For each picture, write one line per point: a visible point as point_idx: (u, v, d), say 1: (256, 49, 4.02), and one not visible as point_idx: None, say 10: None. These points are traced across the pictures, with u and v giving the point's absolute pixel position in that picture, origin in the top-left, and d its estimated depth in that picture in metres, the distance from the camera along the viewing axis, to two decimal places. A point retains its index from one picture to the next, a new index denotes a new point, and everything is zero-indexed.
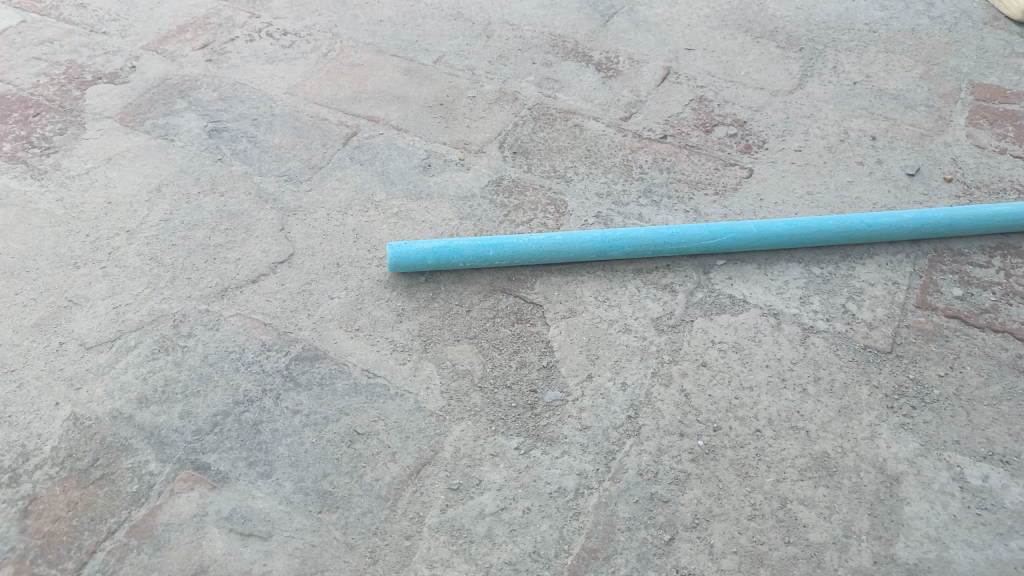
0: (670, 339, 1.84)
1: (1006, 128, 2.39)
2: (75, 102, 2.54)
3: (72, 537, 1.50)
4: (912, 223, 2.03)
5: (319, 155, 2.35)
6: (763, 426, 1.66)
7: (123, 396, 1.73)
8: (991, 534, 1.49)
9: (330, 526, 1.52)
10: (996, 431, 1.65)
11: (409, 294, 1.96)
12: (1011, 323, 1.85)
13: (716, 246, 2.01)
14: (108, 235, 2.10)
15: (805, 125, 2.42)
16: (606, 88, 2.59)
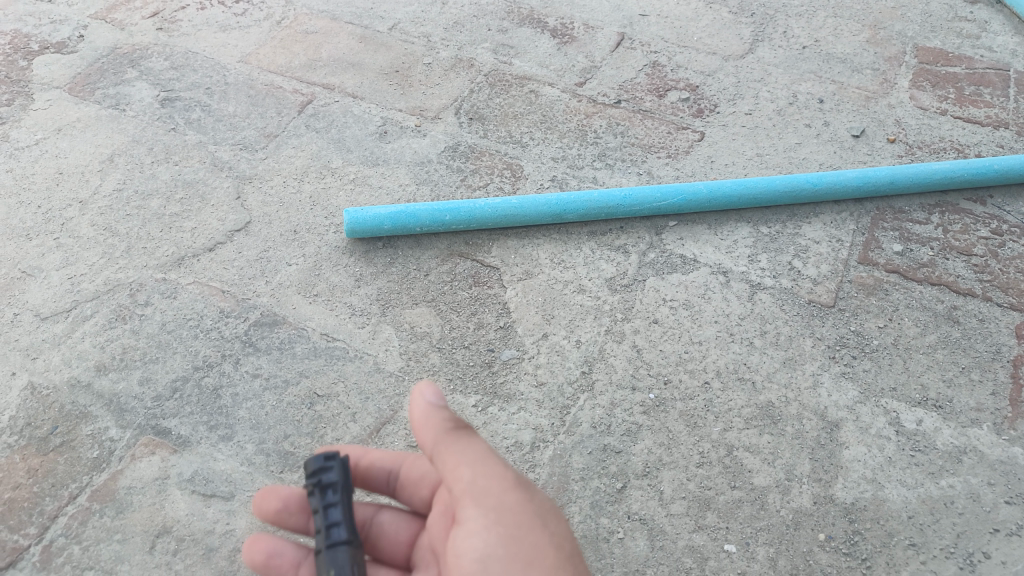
0: (622, 298, 1.89)
1: (947, 90, 2.46)
2: (22, 72, 2.49)
3: (33, 502, 1.52)
4: (856, 182, 2.09)
5: (274, 123, 2.35)
6: (712, 379, 1.73)
7: (81, 364, 1.73)
8: (924, 474, 1.57)
9: (292, 484, 1.55)
10: (930, 378, 1.73)
11: (366, 260, 1.97)
12: (947, 276, 1.94)
13: (668, 207, 2.06)
14: (61, 206, 2.08)
15: (755, 89, 2.47)
16: (561, 54, 2.61)
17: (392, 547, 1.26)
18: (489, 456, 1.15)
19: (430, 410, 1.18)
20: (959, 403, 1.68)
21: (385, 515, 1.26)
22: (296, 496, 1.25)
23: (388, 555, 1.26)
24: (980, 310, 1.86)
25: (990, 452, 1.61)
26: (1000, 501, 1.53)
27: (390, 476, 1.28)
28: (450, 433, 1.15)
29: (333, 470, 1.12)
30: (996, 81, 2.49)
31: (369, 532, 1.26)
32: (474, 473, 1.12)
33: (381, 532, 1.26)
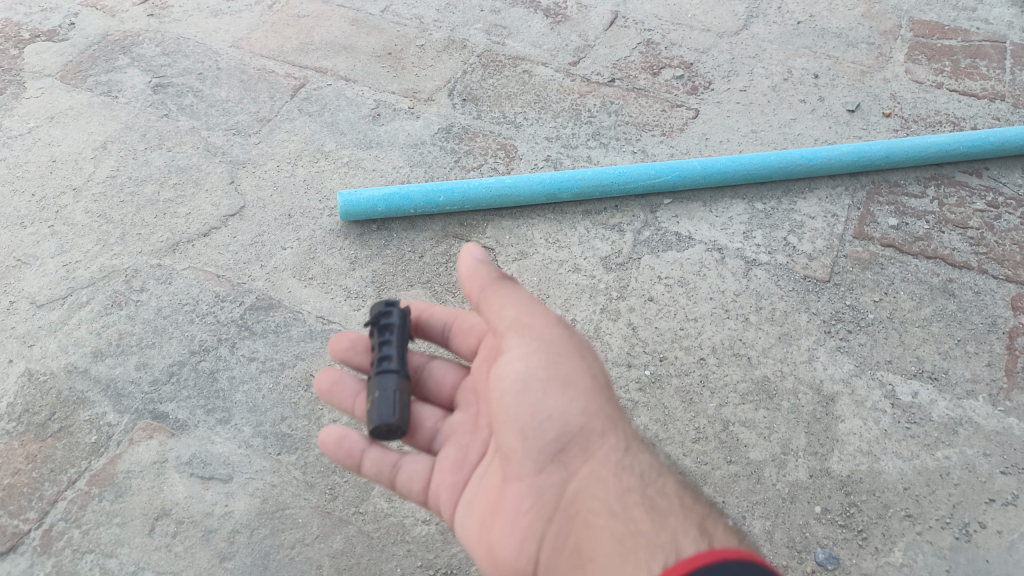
0: (618, 276, 1.89)
1: (943, 63, 2.44)
2: (13, 61, 2.48)
3: (32, 487, 1.52)
4: (851, 156, 2.08)
5: (267, 108, 2.34)
6: (708, 355, 1.73)
7: (78, 351, 1.74)
8: (919, 446, 1.57)
9: (289, 466, 1.56)
10: (926, 350, 1.73)
11: (361, 242, 1.97)
12: (943, 249, 1.93)
13: (662, 185, 2.05)
14: (55, 193, 2.08)
15: (750, 66, 2.46)
16: (554, 33, 2.59)
17: (439, 392, 1.39)
18: (531, 298, 1.26)
19: (477, 262, 1.30)
20: (955, 375, 1.68)
21: (436, 363, 1.40)
22: (361, 340, 1.41)
23: (435, 398, 1.40)
24: (976, 282, 1.86)
25: (986, 423, 1.61)
26: (995, 471, 1.53)
27: (445, 330, 1.42)
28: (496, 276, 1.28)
29: (392, 314, 1.31)
30: (992, 53, 2.47)
31: (421, 376, 1.40)
32: (517, 309, 1.24)
33: (432, 377, 1.40)
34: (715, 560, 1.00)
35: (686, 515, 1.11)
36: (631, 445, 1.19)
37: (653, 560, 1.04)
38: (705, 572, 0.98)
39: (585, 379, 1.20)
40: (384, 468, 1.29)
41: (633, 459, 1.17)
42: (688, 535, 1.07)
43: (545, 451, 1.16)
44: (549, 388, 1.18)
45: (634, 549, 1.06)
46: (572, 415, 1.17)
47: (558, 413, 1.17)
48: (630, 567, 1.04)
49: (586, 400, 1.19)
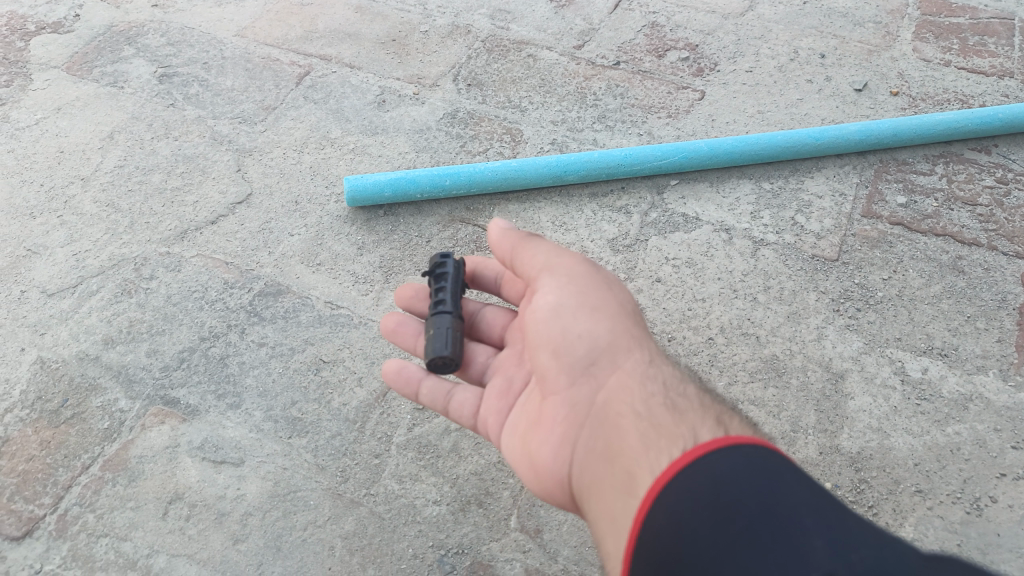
0: (625, 258, 1.89)
1: (951, 40, 2.42)
2: (20, 53, 2.49)
3: (47, 473, 1.54)
4: (858, 135, 2.07)
5: (272, 96, 2.34)
6: (716, 334, 1.73)
7: (89, 338, 1.75)
8: (930, 422, 1.57)
9: (300, 449, 1.57)
10: (935, 327, 1.72)
11: (368, 228, 1.98)
12: (952, 227, 1.92)
13: (669, 166, 2.05)
14: (63, 184, 2.09)
15: (756, 46, 2.44)
16: (558, 17, 2.58)
17: (491, 335, 1.47)
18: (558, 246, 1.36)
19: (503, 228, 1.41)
20: (965, 351, 1.68)
21: (488, 309, 1.48)
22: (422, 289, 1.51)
23: (488, 341, 1.47)
24: (986, 259, 1.85)
25: (996, 399, 1.60)
26: (1006, 447, 1.53)
27: (498, 278, 1.50)
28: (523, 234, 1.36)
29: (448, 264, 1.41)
30: (1001, 30, 2.45)
31: (475, 321, 1.48)
32: (545, 253, 1.33)
33: (485, 321, 1.47)
34: (730, 441, 0.97)
35: (707, 412, 1.10)
36: (656, 361, 1.21)
37: (672, 444, 1.02)
38: (717, 450, 0.96)
39: (612, 308, 1.26)
40: (439, 395, 1.37)
41: (657, 369, 1.18)
42: (706, 426, 1.05)
43: (573, 365, 1.21)
44: (578, 311, 1.24)
45: (654, 435, 1.06)
46: (597, 332, 1.22)
47: (585, 331, 1.22)
48: (651, 450, 1.04)
49: (611, 321, 1.24)
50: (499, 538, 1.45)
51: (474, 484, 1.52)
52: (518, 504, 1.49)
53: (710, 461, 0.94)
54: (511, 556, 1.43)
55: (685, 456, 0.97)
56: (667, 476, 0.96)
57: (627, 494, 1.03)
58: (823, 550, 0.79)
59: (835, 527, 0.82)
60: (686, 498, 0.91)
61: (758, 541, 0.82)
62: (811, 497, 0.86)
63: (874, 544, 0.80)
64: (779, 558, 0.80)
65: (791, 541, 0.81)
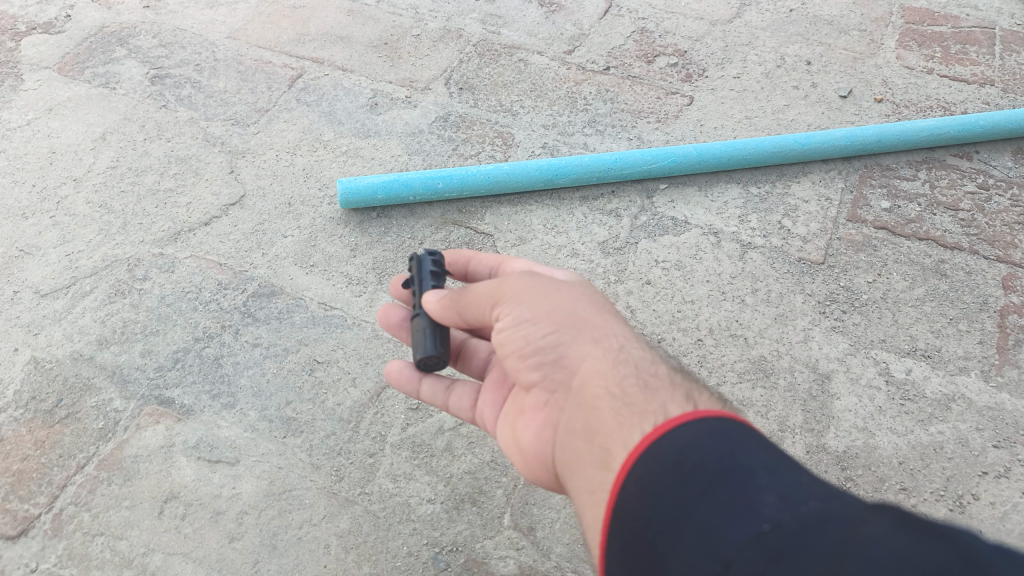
0: (616, 260, 1.91)
1: (934, 48, 2.47)
2: (10, 54, 2.48)
3: (42, 473, 1.54)
4: (843, 140, 2.11)
5: (265, 98, 2.35)
6: (705, 336, 1.76)
7: (83, 339, 1.75)
8: (913, 422, 1.61)
9: (295, 449, 1.58)
10: (919, 329, 1.76)
11: (361, 230, 1.99)
12: (935, 231, 1.96)
13: (659, 170, 2.08)
14: (55, 184, 2.09)
15: (744, 53, 2.48)
16: (549, 22, 2.61)
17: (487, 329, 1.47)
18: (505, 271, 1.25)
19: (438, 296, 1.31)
20: (948, 353, 1.72)
21: None
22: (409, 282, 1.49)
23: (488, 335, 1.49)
24: (968, 263, 1.90)
25: (978, 399, 1.64)
26: (988, 445, 1.57)
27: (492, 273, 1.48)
28: (453, 294, 1.25)
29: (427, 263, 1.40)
30: (982, 39, 2.51)
31: None
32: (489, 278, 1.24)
33: None
34: (698, 415, 0.93)
35: (678, 387, 1.05)
36: (625, 337, 1.14)
37: (642, 419, 0.98)
38: (683, 423, 0.92)
39: (574, 294, 1.19)
40: (439, 391, 1.40)
41: (627, 346, 1.12)
42: (676, 401, 1.00)
43: (541, 361, 1.16)
44: (535, 315, 1.16)
45: (626, 412, 1.01)
46: (559, 322, 1.14)
47: (547, 325, 1.15)
48: (623, 426, 1.00)
49: (573, 306, 1.17)
50: (493, 535, 1.47)
51: (467, 483, 1.54)
52: (511, 502, 1.51)
53: (673, 433, 0.91)
54: (505, 553, 1.45)
55: (654, 431, 0.94)
56: (638, 450, 0.93)
57: (604, 470, 1.00)
58: (774, 505, 0.76)
59: (785, 483, 0.79)
60: (651, 469, 0.88)
61: (713, 500, 0.79)
62: (767, 458, 0.84)
63: (824, 497, 0.77)
64: (731, 513, 0.77)
65: (742, 497, 0.78)
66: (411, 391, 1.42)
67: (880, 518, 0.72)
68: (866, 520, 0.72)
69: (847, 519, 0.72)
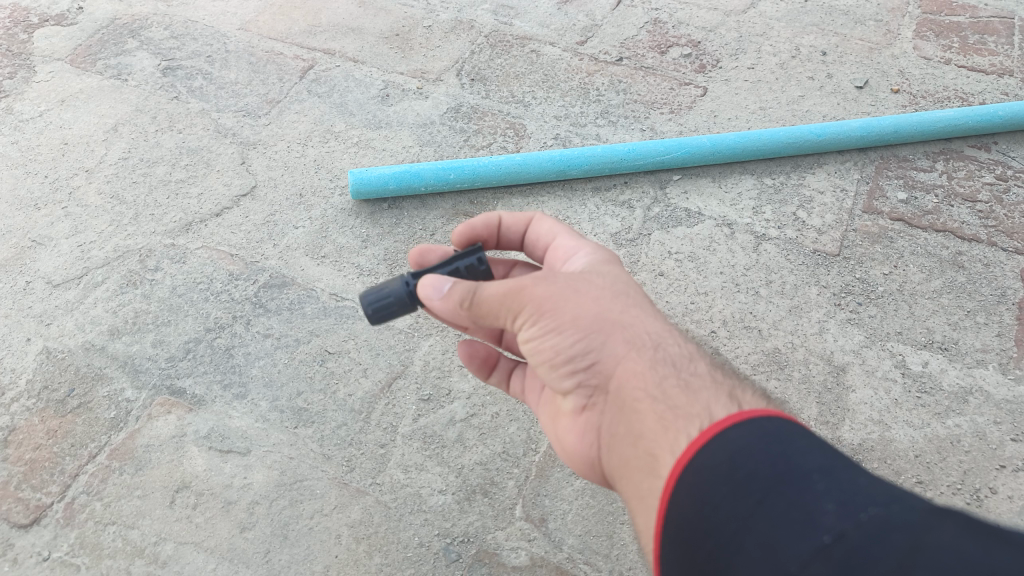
0: (628, 252, 1.90)
1: (951, 39, 2.44)
2: (23, 45, 2.49)
3: (54, 462, 1.54)
4: (859, 131, 2.09)
5: (276, 90, 2.35)
6: (719, 328, 1.74)
7: (95, 329, 1.75)
8: (930, 415, 1.59)
9: (306, 439, 1.57)
10: (936, 322, 1.74)
11: (372, 221, 1.98)
12: (952, 223, 1.94)
13: (672, 161, 2.06)
14: (67, 175, 2.09)
15: (758, 43, 2.46)
16: (561, 13, 2.60)
17: None
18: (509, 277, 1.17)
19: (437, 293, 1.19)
20: (965, 345, 1.70)
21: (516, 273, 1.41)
22: (434, 252, 1.39)
23: None
24: (985, 254, 1.87)
25: (996, 392, 1.62)
26: (1006, 439, 1.55)
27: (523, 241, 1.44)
28: (465, 300, 1.16)
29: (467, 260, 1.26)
30: (1001, 29, 2.47)
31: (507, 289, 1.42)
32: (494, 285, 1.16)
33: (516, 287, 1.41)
34: (744, 415, 0.94)
35: (719, 385, 1.06)
36: (657, 331, 1.14)
37: (687, 423, 0.99)
38: (732, 425, 0.92)
39: (599, 291, 1.17)
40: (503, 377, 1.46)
41: (660, 343, 1.11)
42: (720, 401, 1.02)
43: (575, 367, 1.14)
44: (560, 326, 1.12)
45: (669, 415, 1.02)
46: (589, 328, 1.12)
47: (575, 331, 1.12)
48: (668, 430, 1.00)
49: (600, 305, 1.14)
50: (505, 527, 1.46)
51: (479, 474, 1.53)
52: (523, 494, 1.50)
53: (723, 437, 0.91)
54: (516, 544, 1.44)
55: (701, 435, 0.94)
56: (686, 456, 0.93)
57: (652, 475, 1.01)
58: (835, 514, 0.75)
59: (844, 487, 0.78)
60: (703, 476, 0.88)
61: (770, 510, 0.79)
62: (823, 460, 0.82)
63: (886, 500, 0.75)
64: (792, 523, 0.76)
65: (802, 507, 0.77)
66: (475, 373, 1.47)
67: (946, 524, 0.70)
68: (932, 527, 0.70)
69: (911, 526, 0.71)
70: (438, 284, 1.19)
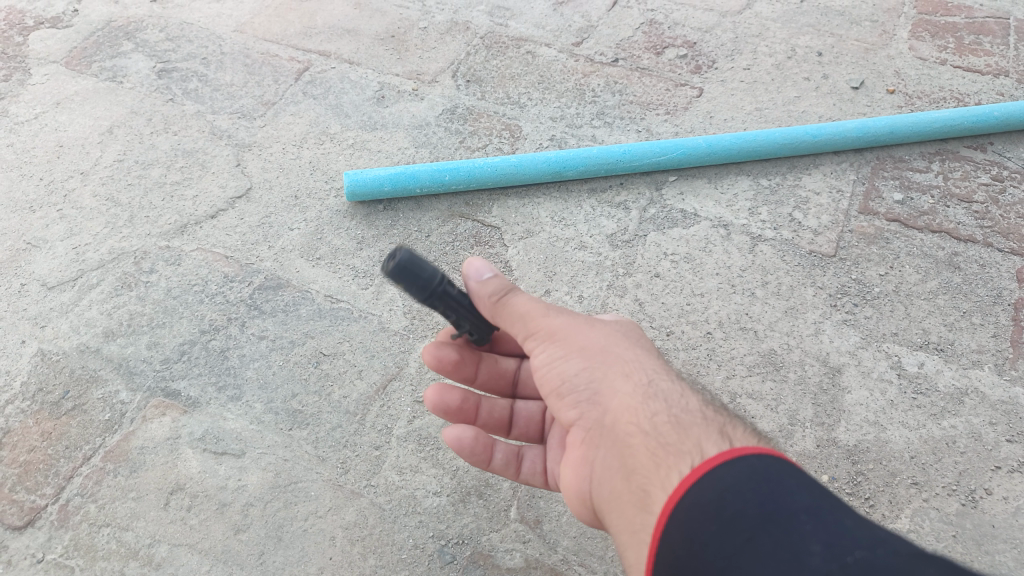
0: (624, 253, 1.90)
1: (947, 39, 2.44)
2: (18, 48, 2.48)
3: (48, 464, 1.54)
4: (855, 132, 2.09)
5: (271, 91, 2.34)
6: (714, 329, 1.74)
7: (90, 331, 1.75)
8: (925, 416, 1.58)
9: (300, 441, 1.57)
10: (932, 322, 1.74)
11: (368, 223, 1.98)
12: (948, 223, 1.93)
13: (668, 162, 2.05)
14: (62, 178, 2.09)
15: (754, 44, 2.46)
16: (557, 14, 2.60)
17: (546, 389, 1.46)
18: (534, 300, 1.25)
19: (482, 281, 1.23)
20: (961, 346, 1.69)
21: None
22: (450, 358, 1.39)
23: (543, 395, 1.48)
24: (981, 255, 1.87)
25: (992, 392, 1.62)
26: (1001, 440, 1.55)
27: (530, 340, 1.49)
28: (497, 295, 1.22)
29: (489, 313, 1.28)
30: (996, 29, 2.47)
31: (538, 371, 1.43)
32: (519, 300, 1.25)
33: None
34: (736, 452, 0.97)
35: (710, 422, 1.08)
36: (654, 370, 1.18)
37: (678, 460, 1.01)
38: (723, 462, 0.95)
39: (607, 329, 1.24)
40: (511, 458, 1.40)
41: (654, 379, 1.15)
42: (711, 437, 1.04)
43: (578, 399, 1.18)
44: (569, 354, 1.19)
45: (661, 452, 1.04)
46: (592, 361, 1.18)
47: (582, 360, 1.18)
48: (660, 466, 1.03)
49: (604, 341, 1.21)
50: (499, 529, 1.46)
51: (473, 476, 1.52)
52: (518, 496, 1.50)
53: (715, 474, 0.94)
54: (511, 546, 1.44)
55: (694, 472, 0.97)
56: (679, 492, 0.96)
57: (645, 511, 1.04)
58: (820, 555, 0.80)
59: (830, 529, 0.83)
60: (695, 514, 0.92)
61: (760, 550, 0.84)
62: (810, 499, 0.87)
63: (870, 543, 0.80)
64: (779, 563, 0.81)
65: (788, 547, 0.82)
66: (480, 461, 1.38)
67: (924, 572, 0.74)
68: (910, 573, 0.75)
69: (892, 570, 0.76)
70: (481, 270, 1.23)
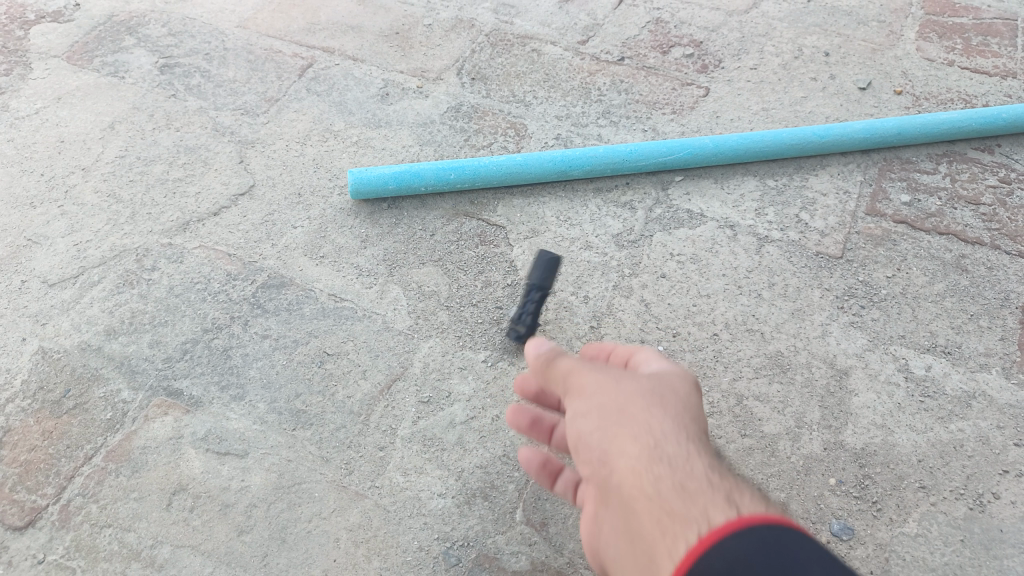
0: (629, 254, 1.88)
1: (954, 40, 2.43)
2: (19, 42, 2.46)
3: (49, 463, 1.53)
4: (862, 133, 2.08)
5: (274, 88, 2.33)
6: (721, 330, 1.73)
7: (91, 329, 1.74)
8: (933, 419, 1.57)
9: (304, 441, 1.56)
10: (939, 325, 1.73)
11: (372, 221, 1.97)
12: (955, 225, 1.92)
13: (674, 162, 2.04)
14: (63, 174, 2.07)
15: (760, 44, 2.45)
16: (563, 12, 2.58)
17: None
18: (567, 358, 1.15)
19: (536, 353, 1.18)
20: (969, 349, 1.68)
21: None
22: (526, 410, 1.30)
23: None
24: (989, 258, 1.86)
25: (1000, 396, 1.61)
26: (1009, 444, 1.54)
27: None
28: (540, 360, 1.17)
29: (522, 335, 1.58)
30: (1004, 31, 2.46)
31: None
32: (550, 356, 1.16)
33: None
34: (745, 521, 0.82)
35: (723, 487, 0.90)
36: (677, 432, 0.98)
37: (684, 534, 0.86)
38: (731, 534, 0.82)
39: (633, 387, 1.05)
40: None
41: (671, 440, 0.97)
42: (720, 504, 0.87)
43: (588, 460, 1.03)
44: (584, 411, 1.05)
45: (664, 523, 0.88)
46: (605, 419, 1.02)
47: (594, 418, 1.04)
48: (664, 540, 0.87)
49: (620, 397, 1.04)
50: (505, 531, 1.45)
51: (478, 477, 1.51)
52: (523, 498, 1.49)
53: (722, 547, 0.81)
54: (517, 548, 1.43)
55: (699, 548, 0.82)
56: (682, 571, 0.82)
57: None
58: None
59: None
60: None
61: None
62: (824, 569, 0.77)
63: None
64: None
65: None
66: None
67: None
68: None
69: None
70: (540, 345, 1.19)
